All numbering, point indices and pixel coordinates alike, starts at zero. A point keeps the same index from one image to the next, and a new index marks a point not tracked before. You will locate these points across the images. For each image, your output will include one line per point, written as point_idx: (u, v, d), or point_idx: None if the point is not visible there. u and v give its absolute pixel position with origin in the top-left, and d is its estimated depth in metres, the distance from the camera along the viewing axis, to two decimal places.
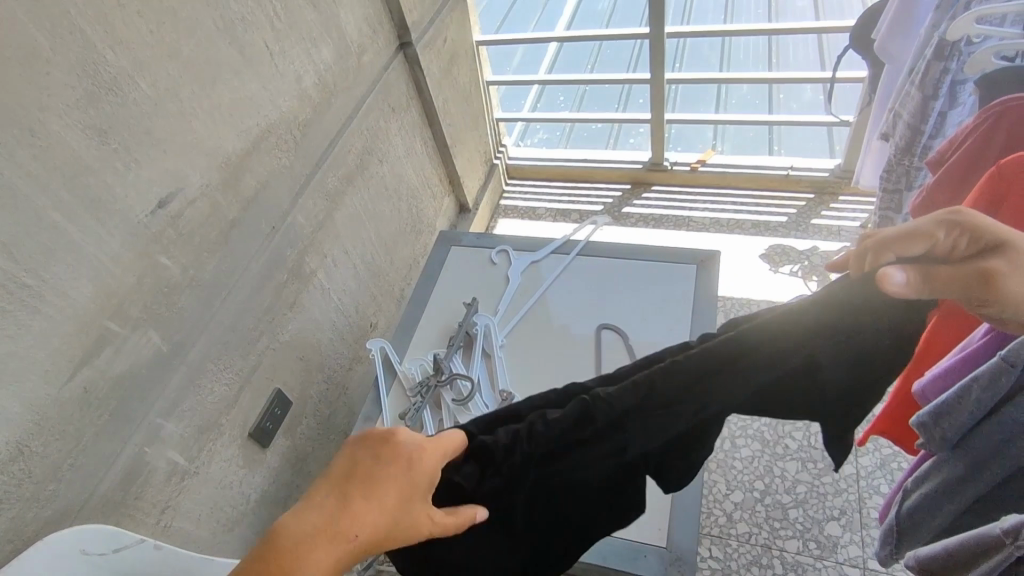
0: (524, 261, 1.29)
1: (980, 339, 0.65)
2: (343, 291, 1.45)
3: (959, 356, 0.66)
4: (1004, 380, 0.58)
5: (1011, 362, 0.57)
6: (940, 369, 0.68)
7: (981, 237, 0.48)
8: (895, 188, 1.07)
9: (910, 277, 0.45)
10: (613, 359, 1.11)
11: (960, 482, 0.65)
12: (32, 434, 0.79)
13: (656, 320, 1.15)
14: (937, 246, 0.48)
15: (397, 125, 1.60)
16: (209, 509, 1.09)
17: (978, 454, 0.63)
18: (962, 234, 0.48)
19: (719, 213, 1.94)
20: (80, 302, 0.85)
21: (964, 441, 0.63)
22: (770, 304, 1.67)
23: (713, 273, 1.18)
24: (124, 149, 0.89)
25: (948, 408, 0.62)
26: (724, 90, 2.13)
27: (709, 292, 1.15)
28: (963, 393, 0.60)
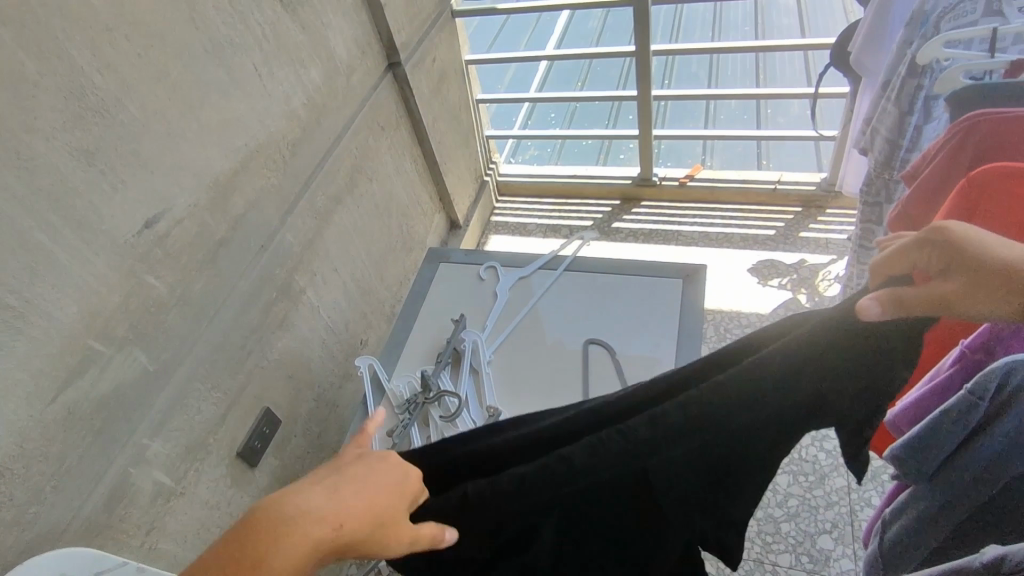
0: (512, 277, 1.30)
1: (949, 370, 0.67)
2: (333, 309, 1.46)
3: (930, 387, 0.68)
4: (975, 412, 0.59)
5: (977, 395, 0.59)
6: (910, 401, 0.70)
7: (947, 253, 0.49)
8: (876, 201, 1.08)
9: (888, 306, 0.48)
10: (600, 375, 1.11)
11: (938, 512, 0.67)
12: (15, 456, 0.79)
13: (643, 335, 1.16)
14: (913, 264, 0.51)
15: (387, 143, 1.62)
16: (196, 529, 1.09)
17: (951, 487, 0.65)
18: (928, 250, 0.50)
19: (708, 226, 1.96)
20: (65, 322, 0.85)
21: (937, 472, 0.66)
22: (757, 316, 1.68)
23: (699, 287, 1.18)
24: (110, 171, 0.89)
25: (920, 442, 0.65)
26: (712, 106, 2.15)
27: (695, 308, 1.16)
28: (938, 423, 0.63)
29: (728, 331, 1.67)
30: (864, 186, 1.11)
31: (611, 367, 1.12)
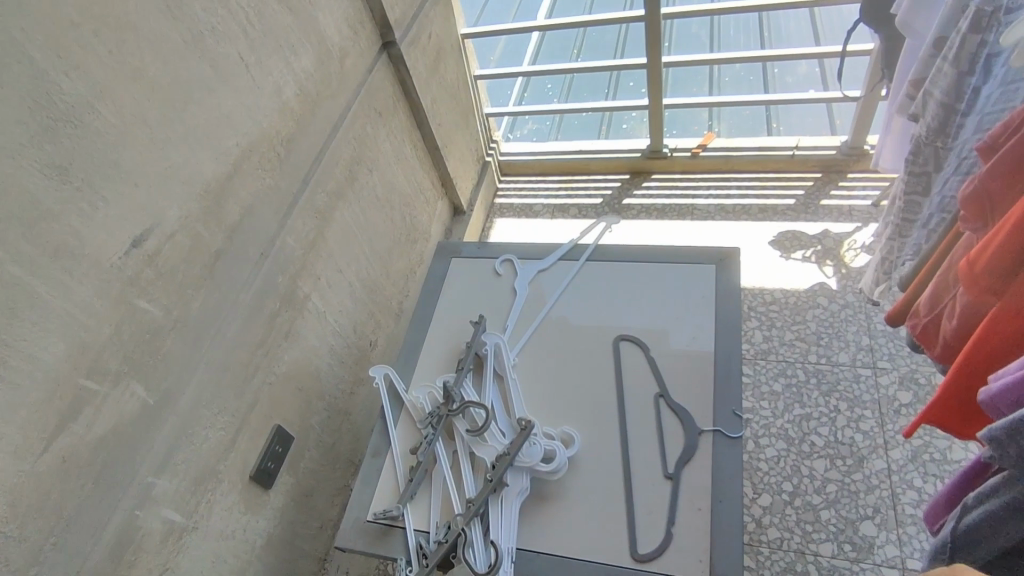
0: (530, 271, 1.21)
1: None
2: (340, 312, 1.37)
3: None
4: None
5: None
6: (1010, 379, 0.58)
7: None
8: (923, 171, 1.00)
9: None
10: (635, 373, 1.03)
11: None
12: (7, 516, 0.72)
13: (678, 326, 1.07)
14: None
15: (385, 130, 1.51)
16: (212, 561, 1.03)
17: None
18: None
19: (723, 198, 1.87)
20: (51, 363, 0.76)
21: None
22: (783, 292, 1.60)
23: (735, 273, 1.10)
24: (87, 186, 0.79)
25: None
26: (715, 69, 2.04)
27: (734, 296, 1.08)
28: None
29: (752, 309, 1.59)
30: (908, 154, 1.03)
31: (648, 363, 1.04)
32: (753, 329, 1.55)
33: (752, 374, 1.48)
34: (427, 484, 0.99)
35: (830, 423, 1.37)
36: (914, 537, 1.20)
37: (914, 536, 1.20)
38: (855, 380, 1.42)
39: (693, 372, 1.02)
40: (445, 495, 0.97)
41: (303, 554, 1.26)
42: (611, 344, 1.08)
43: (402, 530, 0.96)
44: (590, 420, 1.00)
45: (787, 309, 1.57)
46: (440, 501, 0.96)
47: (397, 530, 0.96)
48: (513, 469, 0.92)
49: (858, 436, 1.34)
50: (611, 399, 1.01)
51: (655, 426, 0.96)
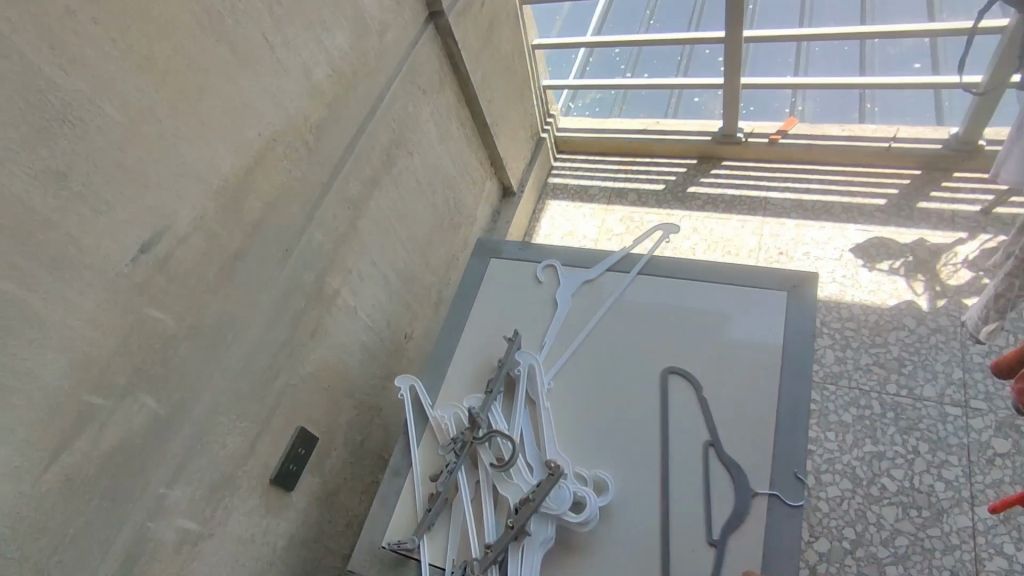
0: (575, 281, 1.10)
1: None
2: (374, 305, 1.31)
3: None
4: None
5: None
6: None
7: None
8: None
9: None
10: (684, 412, 0.92)
11: None
12: (8, 536, 0.70)
13: (737, 362, 0.95)
14: None
15: (429, 109, 1.40)
16: (231, 566, 1.01)
17: None
18: None
19: (802, 193, 1.67)
20: (51, 379, 0.72)
21: None
22: (863, 308, 1.42)
23: (809, 305, 0.96)
24: (88, 192, 0.73)
25: None
26: (804, 48, 1.80)
27: (806, 333, 0.94)
28: None
29: (825, 325, 1.42)
30: None
31: (699, 402, 0.92)
32: (825, 349, 1.39)
33: (817, 400, 1.33)
34: (446, 515, 0.92)
35: (907, 467, 1.22)
36: None
37: None
38: (939, 419, 1.25)
39: (751, 418, 0.89)
40: (464, 529, 0.90)
41: (329, 554, 1.23)
42: (660, 376, 0.96)
43: (417, 562, 0.90)
44: (629, 464, 0.90)
45: (866, 329, 1.39)
46: (458, 537, 0.89)
47: (412, 561, 0.90)
48: (537, 515, 0.84)
49: (938, 485, 1.19)
50: (654, 440, 0.91)
51: (702, 480, 0.86)
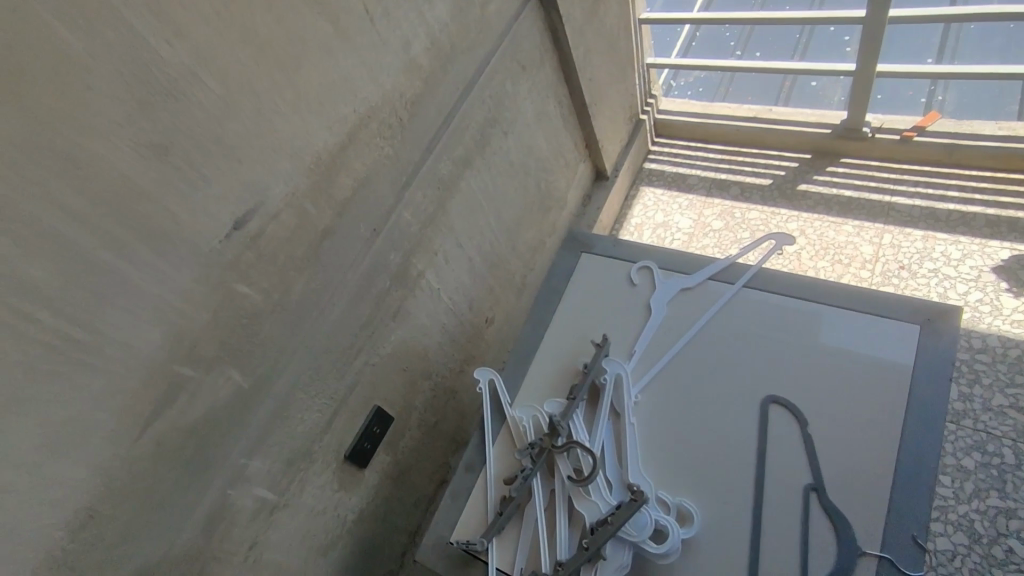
0: (672, 287, 1.01)
1: None
2: (456, 288, 1.27)
3: None
4: None
5: None
6: None
7: None
8: None
9: None
10: (785, 448, 0.83)
11: None
12: (101, 497, 0.72)
13: (852, 399, 0.84)
14: None
15: (527, 86, 1.33)
16: (302, 536, 1.02)
17: None
18: None
19: (936, 199, 1.48)
20: (146, 350, 0.73)
21: None
22: (999, 339, 1.25)
23: (946, 343, 0.84)
24: (188, 167, 0.73)
25: None
26: (955, 31, 1.56)
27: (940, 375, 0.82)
28: None
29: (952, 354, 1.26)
30: None
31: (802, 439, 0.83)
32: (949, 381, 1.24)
33: None
34: (517, 521, 0.88)
35: None
36: None
37: None
38: None
39: (865, 465, 0.79)
40: (534, 539, 0.86)
41: (397, 531, 1.23)
42: (761, 403, 0.87)
43: (483, 565, 0.87)
44: (716, 497, 0.82)
45: (1003, 364, 1.22)
46: (527, 547, 0.85)
47: (478, 563, 0.88)
48: (615, 539, 0.79)
49: None
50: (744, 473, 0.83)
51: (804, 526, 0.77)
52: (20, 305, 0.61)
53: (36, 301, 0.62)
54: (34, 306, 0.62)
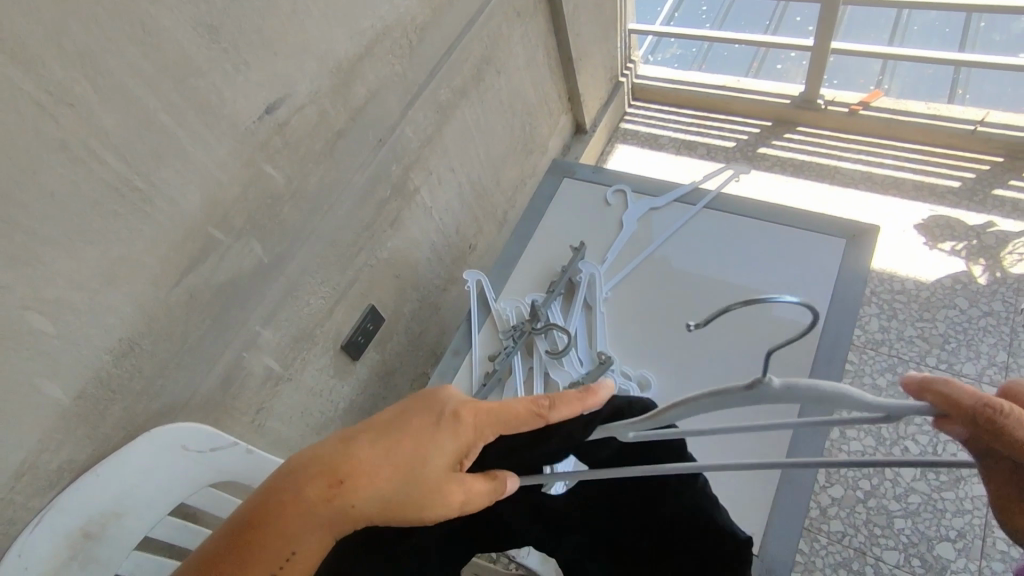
0: (641, 206, 1.17)
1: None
2: (446, 210, 1.39)
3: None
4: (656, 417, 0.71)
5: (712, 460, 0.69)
6: None
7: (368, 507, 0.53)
8: None
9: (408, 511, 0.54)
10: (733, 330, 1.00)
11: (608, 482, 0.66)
12: (142, 333, 0.82)
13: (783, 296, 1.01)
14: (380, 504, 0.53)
15: (520, 32, 1.45)
16: (300, 412, 1.14)
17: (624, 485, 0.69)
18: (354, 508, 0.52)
19: (875, 165, 1.68)
20: (188, 209, 0.83)
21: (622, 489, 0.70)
22: (916, 284, 1.45)
23: (863, 256, 1.01)
24: (233, 50, 0.82)
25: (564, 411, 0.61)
26: (906, 15, 1.85)
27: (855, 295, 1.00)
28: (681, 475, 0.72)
29: (874, 294, 1.47)
30: None
31: (760, 349, 0.97)
32: (869, 316, 1.44)
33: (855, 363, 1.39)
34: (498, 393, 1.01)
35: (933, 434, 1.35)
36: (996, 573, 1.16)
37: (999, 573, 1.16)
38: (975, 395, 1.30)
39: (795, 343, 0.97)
40: None
41: None
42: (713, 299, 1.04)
43: None
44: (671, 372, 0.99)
45: (916, 304, 1.43)
46: None
47: None
48: None
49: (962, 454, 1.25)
50: (711, 376, 0.97)
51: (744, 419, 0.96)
52: (93, 146, 0.70)
53: (103, 144, 0.71)
54: (102, 148, 0.71)
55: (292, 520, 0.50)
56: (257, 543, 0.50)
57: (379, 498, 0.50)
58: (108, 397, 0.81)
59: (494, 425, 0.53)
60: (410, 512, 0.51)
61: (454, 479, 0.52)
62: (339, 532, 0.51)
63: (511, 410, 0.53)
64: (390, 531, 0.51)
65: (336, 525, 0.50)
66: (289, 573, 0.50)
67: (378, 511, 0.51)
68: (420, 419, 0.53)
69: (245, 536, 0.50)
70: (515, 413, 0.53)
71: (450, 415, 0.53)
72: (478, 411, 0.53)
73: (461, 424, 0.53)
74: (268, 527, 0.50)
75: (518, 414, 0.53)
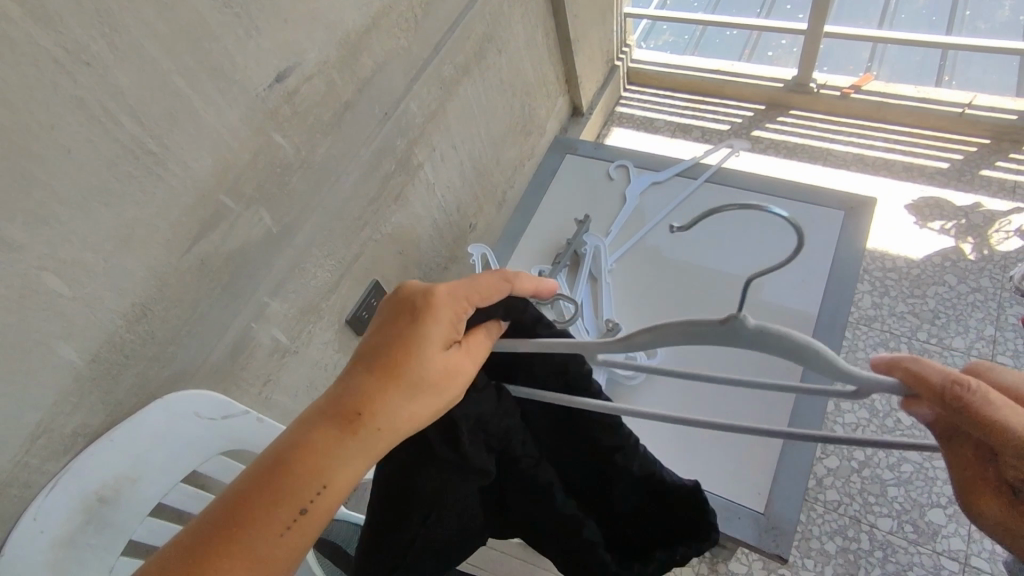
0: (644, 180, 1.24)
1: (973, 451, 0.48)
2: (447, 188, 1.40)
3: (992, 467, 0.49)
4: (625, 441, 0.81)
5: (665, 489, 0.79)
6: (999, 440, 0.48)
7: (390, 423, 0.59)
8: None
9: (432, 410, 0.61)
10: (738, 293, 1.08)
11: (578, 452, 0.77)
12: (155, 298, 0.83)
13: (780, 280, 1.08)
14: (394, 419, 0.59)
15: (521, 11, 1.45)
16: (307, 385, 1.15)
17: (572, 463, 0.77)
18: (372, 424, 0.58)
19: (867, 148, 1.73)
20: (199, 174, 0.83)
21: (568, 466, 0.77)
22: (906, 262, 1.53)
23: (858, 247, 1.08)
24: (245, 15, 0.82)
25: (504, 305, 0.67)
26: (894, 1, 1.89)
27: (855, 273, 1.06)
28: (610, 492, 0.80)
29: (868, 273, 1.54)
30: None
31: (765, 316, 1.05)
32: (863, 295, 1.51)
33: (850, 339, 1.46)
34: None
35: None
36: (982, 534, 1.30)
37: (985, 535, 1.30)
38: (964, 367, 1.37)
39: (797, 307, 1.05)
40: None
41: None
42: (718, 269, 1.12)
43: None
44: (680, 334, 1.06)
45: (906, 282, 1.51)
46: None
47: None
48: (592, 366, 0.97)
49: None
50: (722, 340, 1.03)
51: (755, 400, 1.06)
52: (108, 105, 0.70)
53: (118, 104, 0.71)
54: (116, 108, 0.71)
55: (325, 436, 0.57)
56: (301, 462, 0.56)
57: (394, 391, 0.58)
58: (121, 362, 0.81)
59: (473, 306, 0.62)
60: (424, 398, 0.59)
61: (449, 356, 0.61)
62: (368, 435, 0.58)
63: (479, 285, 0.62)
64: (411, 424, 0.59)
65: (367, 436, 0.58)
66: (331, 485, 0.56)
67: (401, 405, 0.58)
68: (400, 314, 0.62)
69: (283, 469, 0.55)
70: (487, 288, 0.62)
71: (425, 301, 0.61)
72: (454, 292, 0.61)
73: (438, 307, 0.60)
74: (307, 451, 0.56)
75: (486, 291, 0.62)
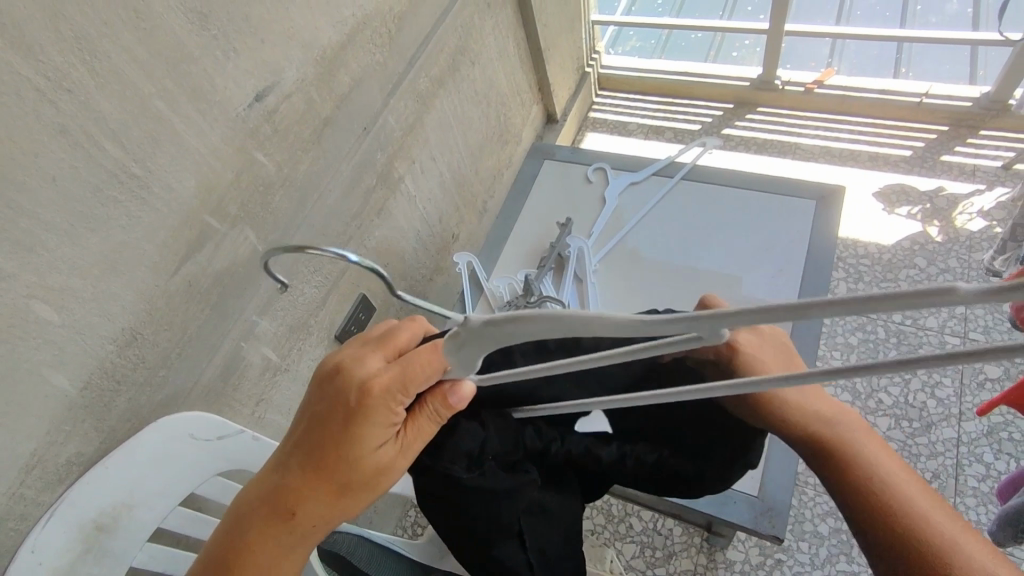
0: (622, 181, 1.28)
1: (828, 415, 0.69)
2: (429, 200, 1.41)
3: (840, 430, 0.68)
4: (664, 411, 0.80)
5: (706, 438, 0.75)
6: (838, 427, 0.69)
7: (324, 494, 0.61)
8: None
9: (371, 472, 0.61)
10: (721, 285, 1.11)
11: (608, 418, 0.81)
12: (144, 322, 0.82)
13: (758, 274, 1.11)
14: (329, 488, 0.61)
15: (492, 23, 1.48)
16: (298, 403, 1.15)
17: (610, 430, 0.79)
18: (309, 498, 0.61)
19: (833, 140, 1.78)
20: (184, 196, 0.83)
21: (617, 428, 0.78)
22: (878, 248, 1.58)
23: (831, 238, 1.11)
24: (223, 37, 0.83)
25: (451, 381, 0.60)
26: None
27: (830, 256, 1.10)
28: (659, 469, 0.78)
29: (843, 260, 1.58)
30: None
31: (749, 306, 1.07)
32: (839, 282, 1.55)
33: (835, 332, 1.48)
34: None
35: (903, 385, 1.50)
36: (968, 505, 1.35)
37: (970, 506, 1.34)
38: None
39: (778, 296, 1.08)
40: None
41: None
42: (699, 263, 1.15)
43: None
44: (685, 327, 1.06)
45: (880, 267, 1.55)
46: None
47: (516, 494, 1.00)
48: None
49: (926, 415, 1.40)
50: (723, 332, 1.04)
51: None
52: (90, 130, 0.71)
53: (101, 130, 0.72)
54: (100, 135, 0.72)
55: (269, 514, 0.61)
56: (252, 555, 0.61)
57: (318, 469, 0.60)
58: (112, 388, 0.81)
59: (391, 396, 0.59)
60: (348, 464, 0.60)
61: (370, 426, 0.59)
62: (306, 519, 0.61)
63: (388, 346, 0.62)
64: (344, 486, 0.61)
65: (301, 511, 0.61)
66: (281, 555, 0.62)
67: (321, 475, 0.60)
68: (329, 409, 0.60)
69: (234, 549, 0.61)
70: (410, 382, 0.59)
71: (358, 396, 0.59)
72: (382, 390, 0.58)
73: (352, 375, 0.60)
74: None
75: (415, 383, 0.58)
